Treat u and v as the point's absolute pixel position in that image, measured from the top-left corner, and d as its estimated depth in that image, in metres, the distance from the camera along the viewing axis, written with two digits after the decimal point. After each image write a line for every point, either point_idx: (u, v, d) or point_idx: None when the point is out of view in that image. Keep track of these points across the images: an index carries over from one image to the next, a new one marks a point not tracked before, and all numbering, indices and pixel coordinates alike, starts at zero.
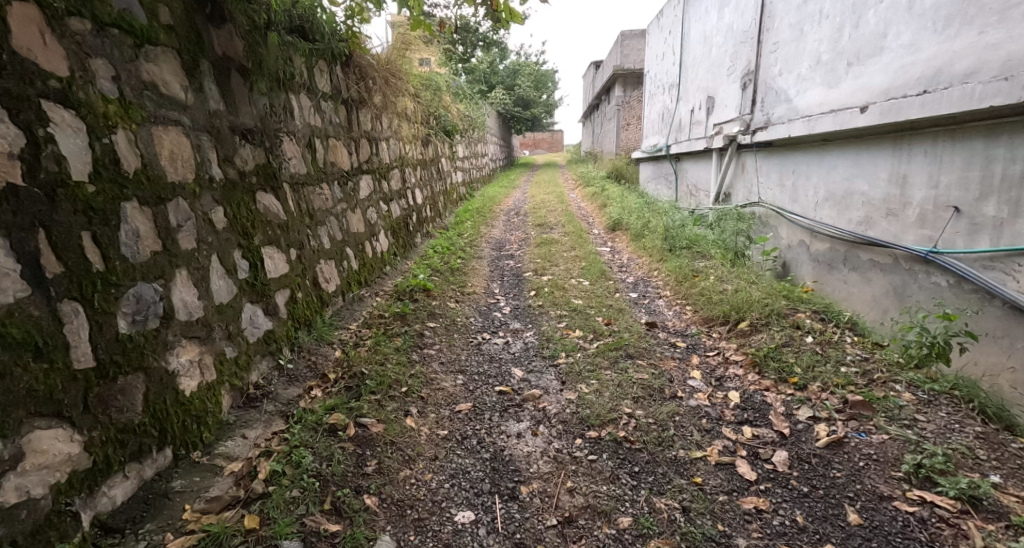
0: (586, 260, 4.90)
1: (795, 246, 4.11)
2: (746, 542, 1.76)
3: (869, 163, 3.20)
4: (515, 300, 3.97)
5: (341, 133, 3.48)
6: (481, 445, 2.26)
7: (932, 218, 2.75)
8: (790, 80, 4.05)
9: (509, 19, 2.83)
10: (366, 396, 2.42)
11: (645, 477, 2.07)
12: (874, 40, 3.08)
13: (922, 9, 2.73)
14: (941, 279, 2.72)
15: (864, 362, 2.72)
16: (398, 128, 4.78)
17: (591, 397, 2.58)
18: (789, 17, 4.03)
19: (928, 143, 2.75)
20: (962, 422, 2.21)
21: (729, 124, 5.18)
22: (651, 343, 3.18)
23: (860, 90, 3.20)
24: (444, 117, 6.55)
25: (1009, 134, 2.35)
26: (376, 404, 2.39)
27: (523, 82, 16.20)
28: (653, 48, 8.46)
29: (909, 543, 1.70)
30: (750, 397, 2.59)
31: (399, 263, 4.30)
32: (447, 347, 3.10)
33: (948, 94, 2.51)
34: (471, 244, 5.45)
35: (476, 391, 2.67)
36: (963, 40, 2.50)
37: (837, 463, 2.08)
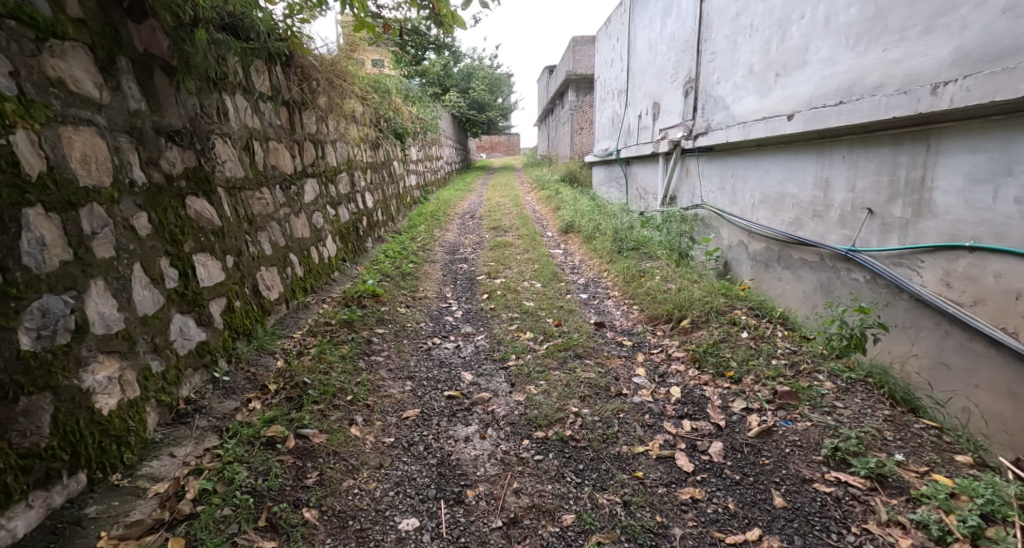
0: (538, 262, 4.96)
1: (734, 246, 4.33)
2: (682, 532, 1.83)
3: (798, 168, 3.41)
4: (467, 304, 3.96)
5: (282, 135, 3.36)
6: (428, 451, 2.24)
7: (851, 219, 2.96)
8: (727, 88, 4.26)
9: (453, 23, 2.84)
10: (308, 407, 2.35)
11: (589, 474, 2.11)
12: (798, 53, 3.30)
13: (837, 26, 2.95)
14: (859, 275, 2.94)
15: (792, 354, 2.90)
16: (347, 130, 4.68)
17: (539, 397, 2.62)
18: (724, 29, 4.24)
19: (846, 149, 2.97)
20: (875, 407, 2.39)
21: (673, 129, 5.38)
22: (599, 342, 3.25)
23: (787, 99, 3.41)
24: (396, 120, 6.47)
25: (911, 142, 2.56)
26: (318, 414, 2.33)
27: (478, 85, 16.25)
28: (602, 55, 8.68)
29: (826, 522, 1.82)
30: (690, 392, 2.69)
31: (348, 268, 4.20)
32: (396, 353, 3.05)
33: (859, 104, 2.72)
34: (424, 248, 5.39)
35: (425, 397, 2.64)
36: (873, 55, 2.71)
37: (766, 451, 2.19)
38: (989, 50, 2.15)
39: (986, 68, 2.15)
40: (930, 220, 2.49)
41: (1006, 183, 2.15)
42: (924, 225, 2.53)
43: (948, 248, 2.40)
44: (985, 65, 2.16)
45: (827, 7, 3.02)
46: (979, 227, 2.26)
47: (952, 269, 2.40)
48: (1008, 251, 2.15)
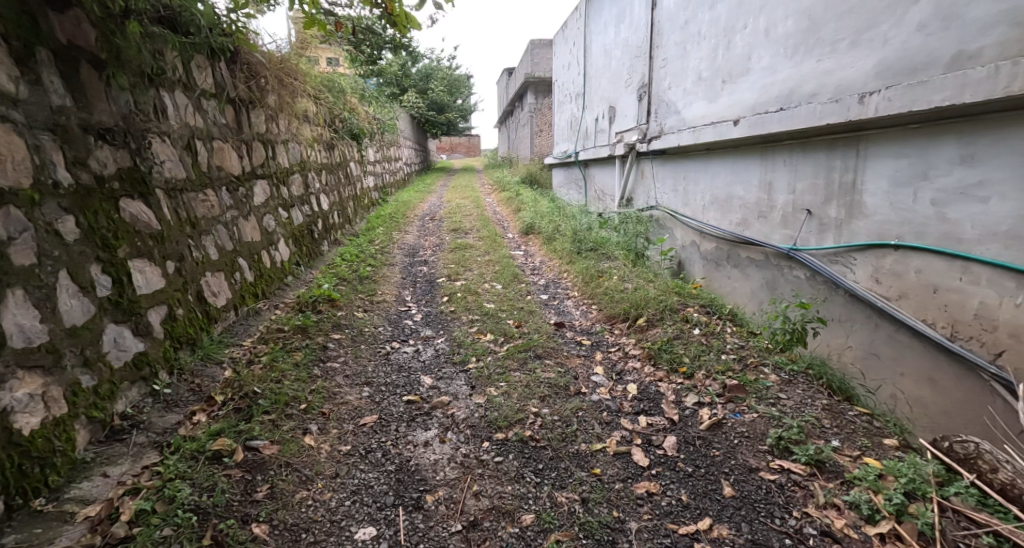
0: (499, 264, 4.97)
1: (687, 246, 4.48)
2: (638, 525, 1.88)
3: (744, 171, 3.57)
4: (426, 307, 3.92)
5: (228, 135, 3.24)
6: (386, 457, 2.20)
7: (792, 220, 3.12)
8: (678, 94, 4.41)
9: (407, 23, 2.82)
10: (258, 418, 2.27)
11: (548, 473, 2.13)
12: (742, 61, 3.45)
13: (776, 36, 3.11)
14: (800, 273, 3.10)
15: (740, 348, 3.02)
16: (300, 130, 4.55)
17: (499, 399, 2.62)
18: (674, 36, 4.39)
19: (787, 153, 3.13)
20: (814, 396, 2.52)
21: (629, 132, 5.52)
22: (559, 342, 3.29)
23: (733, 105, 3.56)
24: (353, 120, 6.34)
25: (844, 147, 2.72)
26: (269, 424, 2.25)
27: (436, 86, 16.16)
28: (559, 58, 8.81)
29: (770, 508, 1.91)
30: (646, 388, 2.77)
31: (303, 273, 4.08)
32: (353, 359, 2.99)
33: (797, 111, 2.87)
34: (382, 251, 5.31)
35: (383, 403, 2.60)
36: (808, 65, 2.87)
37: (717, 443, 2.28)
38: (906, 63, 2.31)
39: (905, 79, 2.31)
40: (861, 220, 2.66)
41: (924, 187, 2.31)
42: (856, 224, 2.69)
43: (876, 246, 2.57)
44: (904, 77, 2.32)
45: (766, 19, 3.18)
46: (902, 226, 2.43)
47: (880, 266, 2.57)
48: (927, 249, 2.32)
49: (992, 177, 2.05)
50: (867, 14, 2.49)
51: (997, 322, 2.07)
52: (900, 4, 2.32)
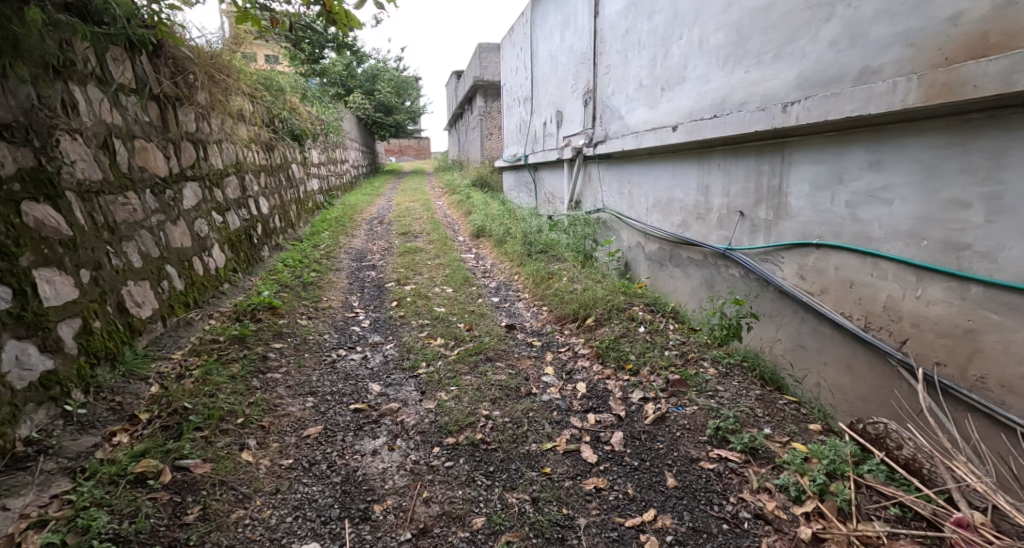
0: (449, 267, 4.93)
1: (633, 246, 4.63)
2: (587, 521, 1.92)
3: (684, 175, 3.73)
4: (375, 312, 3.84)
5: (153, 134, 3.04)
6: (332, 469, 2.14)
7: (727, 221, 3.29)
8: (621, 100, 4.55)
9: (347, 22, 2.76)
10: (188, 436, 2.15)
11: (499, 475, 2.14)
12: (679, 70, 3.61)
13: (708, 47, 3.27)
14: (735, 271, 3.27)
15: (682, 344, 3.15)
16: (235, 130, 4.34)
17: (450, 403, 2.60)
18: (616, 44, 4.53)
19: (721, 158, 3.29)
20: (749, 388, 2.66)
21: (576, 136, 5.63)
22: (510, 344, 3.31)
23: (672, 112, 3.71)
24: (294, 120, 6.12)
25: (771, 152, 2.89)
26: (201, 442, 2.14)
27: (383, 87, 15.88)
28: (507, 63, 8.87)
29: (710, 496, 2.00)
30: (595, 386, 2.83)
31: (241, 280, 3.89)
32: (296, 369, 2.88)
33: (728, 118, 3.03)
34: (328, 256, 5.15)
35: (328, 413, 2.52)
36: (738, 75, 3.03)
37: (661, 436, 2.36)
38: (822, 75, 2.48)
39: (821, 90, 2.48)
40: (787, 221, 2.83)
41: (840, 189, 2.49)
42: (783, 225, 2.86)
43: (801, 245, 2.74)
44: (819, 89, 2.49)
45: (699, 30, 3.34)
46: (823, 226, 2.61)
47: (804, 264, 2.74)
48: (844, 247, 2.50)
49: (895, 182, 2.23)
50: (788, 29, 2.66)
51: (902, 313, 2.25)
52: (815, 20, 2.50)
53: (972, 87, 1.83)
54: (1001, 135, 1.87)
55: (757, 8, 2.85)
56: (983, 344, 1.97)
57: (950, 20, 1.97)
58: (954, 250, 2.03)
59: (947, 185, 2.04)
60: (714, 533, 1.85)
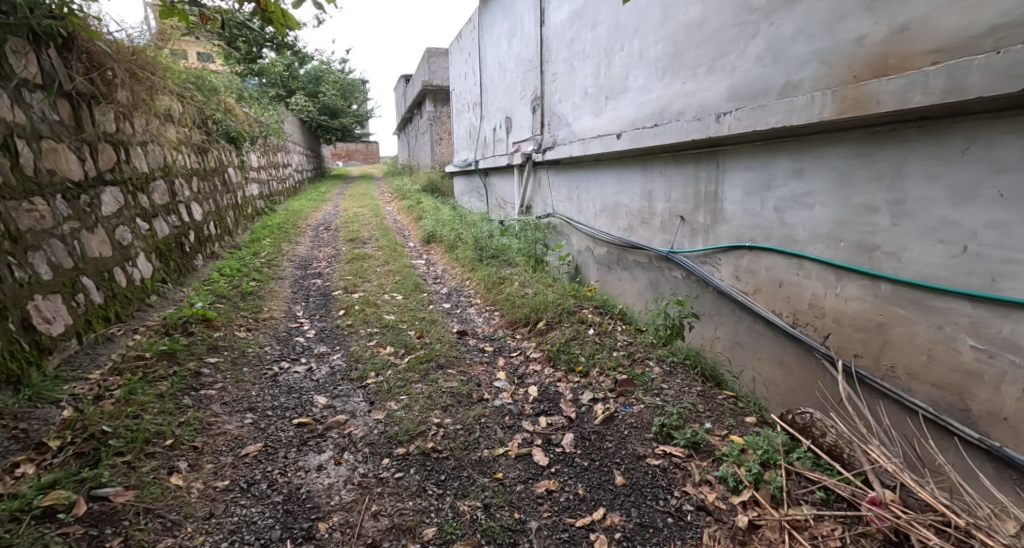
0: (399, 273, 4.85)
1: (583, 250, 4.73)
2: (539, 524, 1.93)
3: (628, 181, 3.85)
4: (321, 322, 3.72)
5: (65, 134, 2.82)
6: (272, 488, 2.04)
7: (668, 225, 3.42)
8: (567, 107, 4.64)
9: (283, 21, 2.67)
10: (107, 462, 1.99)
11: (451, 483, 2.12)
12: (621, 80, 3.72)
13: (648, 59, 3.40)
14: (677, 273, 3.40)
15: (629, 345, 3.24)
16: (163, 131, 4.10)
17: (400, 413, 2.55)
18: (562, 53, 4.62)
19: (663, 165, 3.42)
20: (691, 384, 2.77)
21: (525, 142, 5.69)
22: (461, 351, 3.29)
23: (616, 120, 3.82)
24: (229, 122, 5.84)
25: (707, 160, 3.03)
26: (123, 468, 1.99)
27: (328, 89, 15.44)
28: (455, 69, 8.87)
29: (656, 491, 2.06)
30: (546, 389, 2.86)
31: (172, 291, 3.66)
32: (233, 384, 2.73)
33: (668, 127, 3.15)
34: (269, 264, 4.94)
35: (269, 429, 2.41)
36: (676, 86, 3.16)
37: (609, 436, 2.41)
38: (750, 88, 2.63)
39: (750, 102, 2.63)
40: (723, 225, 2.97)
41: (769, 195, 2.64)
42: (719, 229, 3.00)
43: (736, 248, 2.89)
44: (748, 101, 2.64)
45: (640, 42, 3.46)
46: (754, 230, 2.75)
47: (739, 265, 2.89)
48: (773, 249, 2.65)
49: (816, 188, 2.38)
50: (720, 44, 2.80)
51: (824, 310, 2.41)
52: (743, 37, 2.64)
53: (876, 103, 1.98)
54: (902, 146, 2.02)
55: (691, 23, 2.99)
56: (893, 336, 2.13)
57: (856, 41, 2.13)
58: (866, 251, 2.19)
59: (859, 191, 2.20)
60: (660, 528, 1.90)
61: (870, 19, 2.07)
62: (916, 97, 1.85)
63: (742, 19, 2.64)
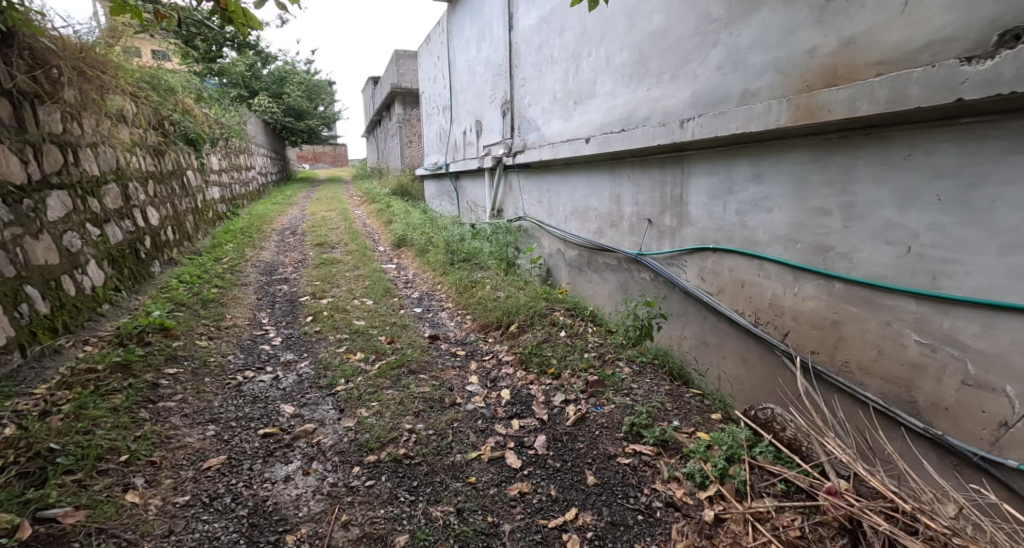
0: (369, 278, 4.79)
1: (554, 253, 4.78)
2: (511, 526, 1.94)
3: (597, 184, 3.91)
4: (288, 329, 3.64)
5: (6, 135, 2.69)
6: (237, 501, 1.99)
7: (636, 228, 3.49)
8: (537, 111, 4.68)
9: (245, 21, 2.63)
10: (55, 481, 1.91)
11: (423, 489, 2.11)
12: (589, 85, 3.79)
13: (614, 65, 3.47)
14: (646, 275, 3.48)
15: (600, 346, 3.28)
16: (116, 133, 3.95)
17: (371, 420, 2.52)
18: (530, 58, 4.67)
19: (630, 169, 3.49)
20: (660, 384, 2.83)
21: (495, 146, 5.71)
22: (433, 355, 3.27)
23: (584, 125, 3.88)
24: (187, 123, 5.66)
25: (672, 164, 3.11)
26: (72, 487, 1.91)
27: (293, 90, 15.13)
28: (424, 71, 8.83)
29: (626, 489, 2.09)
30: (519, 392, 2.87)
31: (126, 299, 3.52)
32: (194, 396, 2.65)
33: (635, 132, 3.22)
34: (233, 270, 4.80)
35: (232, 440, 2.35)
36: (641, 92, 3.24)
37: (581, 436, 2.44)
38: (711, 95, 2.72)
39: (711, 109, 2.71)
40: (688, 228, 3.05)
41: (730, 198, 2.73)
42: (684, 231, 3.08)
43: (700, 250, 2.97)
44: (710, 108, 2.73)
45: (606, 49, 3.53)
46: (718, 232, 2.84)
47: (704, 266, 2.97)
48: (735, 251, 2.74)
49: (774, 192, 2.48)
50: (682, 52, 2.88)
51: (784, 309, 2.51)
52: (704, 46, 2.73)
53: (827, 111, 2.08)
54: (852, 153, 2.13)
55: (655, 31, 3.07)
56: (846, 333, 2.24)
57: (808, 53, 2.23)
58: (821, 252, 2.29)
59: (813, 195, 2.30)
60: (630, 525, 1.94)
61: (820, 31, 2.17)
62: (863, 106, 1.95)
63: (702, 28, 2.73)
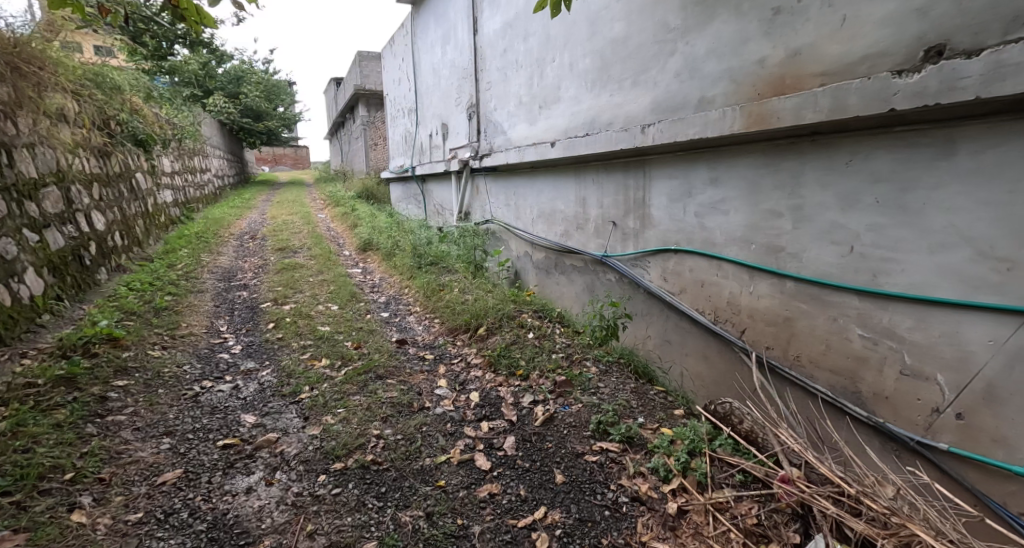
0: (335, 283, 4.72)
1: (522, 255, 4.82)
2: (481, 528, 1.96)
3: (563, 187, 3.97)
4: (248, 336, 3.54)
5: None
6: (195, 515, 1.94)
7: (602, 230, 3.57)
8: (503, 115, 4.72)
9: (199, 20, 2.57)
10: None
11: (391, 495, 2.10)
12: (553, 90, 3.85)
13: (577, 71, 3.54)
14: (611, 276, 3.56)
15: (567, 346, 3.34)
16: (57, 133, 3.77)
17: (337, 427, 2.49)
18: (495, 62, 4.70)
19: (595, 172, 3.57)
20: (626, 382, 2.90)
21: (462, 148, 5.71)
22: (401, 360, 3.25)
23: (549, 128, 3.94)
24: (136, 123, 5.44)
25: (634, 168, 3.20)
26: (10, 510, 1.82)
27: (250, 90, 14.72)
28: (388, 73, 8.76)
29: (594, 486, 2.14)
30: (488, 394, 2.89)
31: (70, 309, 3.36)
32: (146, 408, 2.55)
33: (598, 137, 3.30)
34: (188, 277, 4.64)
35: (189, 453, 2.28)
36: (604, 97, 3.31)
37: (549, 436, 2.47)
38: (670, 102, 2.81)
39: (670, 115, 2.81)
40: (651, 230, 3.14)
41: (690, 201, 2.83)
42: (647, 233, 3.17)
43: (662, 251, 3.06)
44: (669, 114, 2.82)
45: (569, 54, 3.60)
46: (679, 234, 2.94)
47: (666, 267, 3.07)
48: (695, 252, 2.84)
49: (730, 195, 2.58)
50: (642, 60, 2.97)
51: (741, 307, 2.61)
52: (662, 54, 2.83)
53: (777, 119, 2.18)
54: (800, 158, 2.24)
55: (615, 39, 3.15)
56: (798, 329, 2.35)
57: (759, 63, 2.34)
58: (773, 253, 2.41)
59: (766, 198, 2.41)
60: (598, 521, 1.98)
61: (769, 43, 2.28)
62: (808, 114, 2.06)
63: (661, 37, 2.82)
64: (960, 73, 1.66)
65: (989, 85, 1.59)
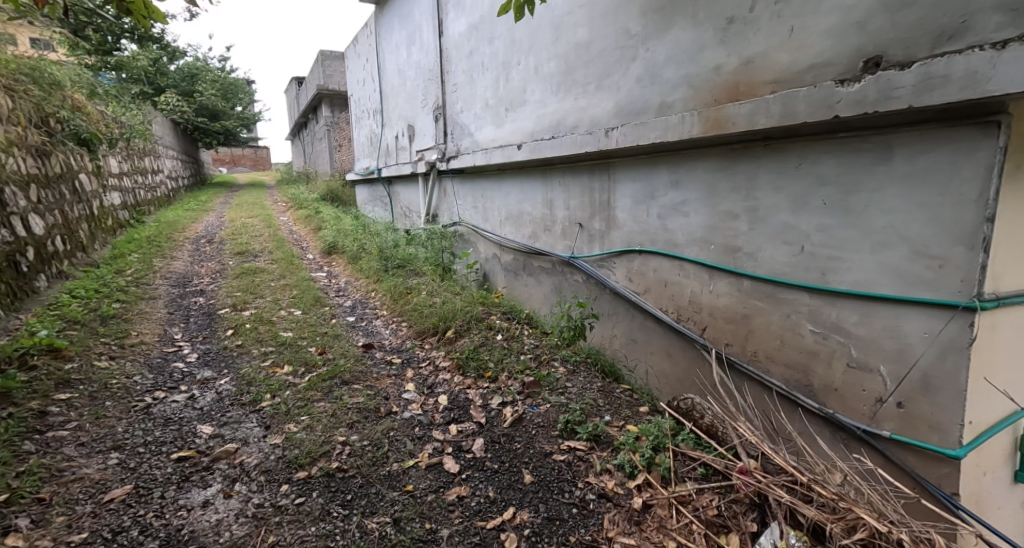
0: (297, 287, 4.61)
1: (490, 257, 4.83)
2: (449, 531, 1.95)
3: (529, 189, 4.01)
4: (204, 344, 3.42)
5: None
6: (147, 532, 1.86)
7: (569, 232, 3.61)
8: (469, 117, 4.72)
9: (148, 14, 2.47)
10: None
11: (357, 502, 2.07)
12: (519, 93, 3.88)
13: (542, 74, 3.58)
14: (578, 277, 3.61)
15: (535, 347, 3.37)
16: None
17: (300, 435, 2.44)
18: (461, 64, 4.71)
19: (561, 174, 3.62)
20: (593, 381, 2.95)
21: (428, 150, 5.68)
22: (367, 364, 3.20)
23: (516, 131, 3.97)
24: (80, 122, 5.18)
25: (599, 171, 3.26)
26: None
27: (206, 89, 14.21)
28: (352, 74, 8.63)
29: (561, 485, 2.16)
30: (456, 397, 2.88)
31: (5, 319, 3.17)
32: (92, 422, 2.43)
33: (563, 140, 3.34)
34: (138, 283, 4.45)
35: (140, 468, 2.18)
36: (568, 101, 3.36)
37: (518, 436, 2.49)
38: (632, 106, 2.88)
39: (632, 119, 2.87)
40: (616, 231, 3.20)
41: (653, 203, 2.90)
42: (612, 235, 3.23)
43: (627, 252, 3.13)
44: (631, 118, 2.89)
45: (534, 58, 3.64)
46: (642, 235, 3.00)
47: (631, 267, 3.13)
48: (658, 252, 2.91)
49: (690, 198, 2.66)
50: (604, 64, 3.03)
51: (702, 305, 2.69)
52: (624, 59, 2.89)
53: (732, 124, 2.27)
54: (754, 161, 2.33)
55: (579, 44, 3.21)
56: (755, 326, 2.44)
57: (714, 70, 2.42)
58: (731, 253, 2.49)
59: (724, 200, 2.49)
60: (565, 519, 2.01)
61: (724, 51, 2.37)
62: (760, 120, 2.15)
63: (622, 43, 2.89)
64: (895, 83, 1.76)
65: (920, 95, 1.69)
